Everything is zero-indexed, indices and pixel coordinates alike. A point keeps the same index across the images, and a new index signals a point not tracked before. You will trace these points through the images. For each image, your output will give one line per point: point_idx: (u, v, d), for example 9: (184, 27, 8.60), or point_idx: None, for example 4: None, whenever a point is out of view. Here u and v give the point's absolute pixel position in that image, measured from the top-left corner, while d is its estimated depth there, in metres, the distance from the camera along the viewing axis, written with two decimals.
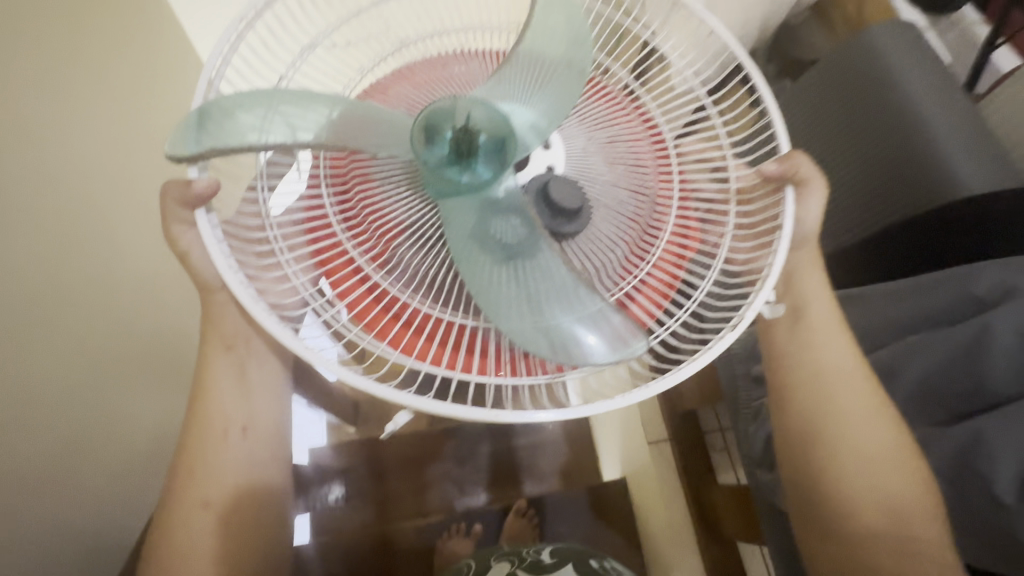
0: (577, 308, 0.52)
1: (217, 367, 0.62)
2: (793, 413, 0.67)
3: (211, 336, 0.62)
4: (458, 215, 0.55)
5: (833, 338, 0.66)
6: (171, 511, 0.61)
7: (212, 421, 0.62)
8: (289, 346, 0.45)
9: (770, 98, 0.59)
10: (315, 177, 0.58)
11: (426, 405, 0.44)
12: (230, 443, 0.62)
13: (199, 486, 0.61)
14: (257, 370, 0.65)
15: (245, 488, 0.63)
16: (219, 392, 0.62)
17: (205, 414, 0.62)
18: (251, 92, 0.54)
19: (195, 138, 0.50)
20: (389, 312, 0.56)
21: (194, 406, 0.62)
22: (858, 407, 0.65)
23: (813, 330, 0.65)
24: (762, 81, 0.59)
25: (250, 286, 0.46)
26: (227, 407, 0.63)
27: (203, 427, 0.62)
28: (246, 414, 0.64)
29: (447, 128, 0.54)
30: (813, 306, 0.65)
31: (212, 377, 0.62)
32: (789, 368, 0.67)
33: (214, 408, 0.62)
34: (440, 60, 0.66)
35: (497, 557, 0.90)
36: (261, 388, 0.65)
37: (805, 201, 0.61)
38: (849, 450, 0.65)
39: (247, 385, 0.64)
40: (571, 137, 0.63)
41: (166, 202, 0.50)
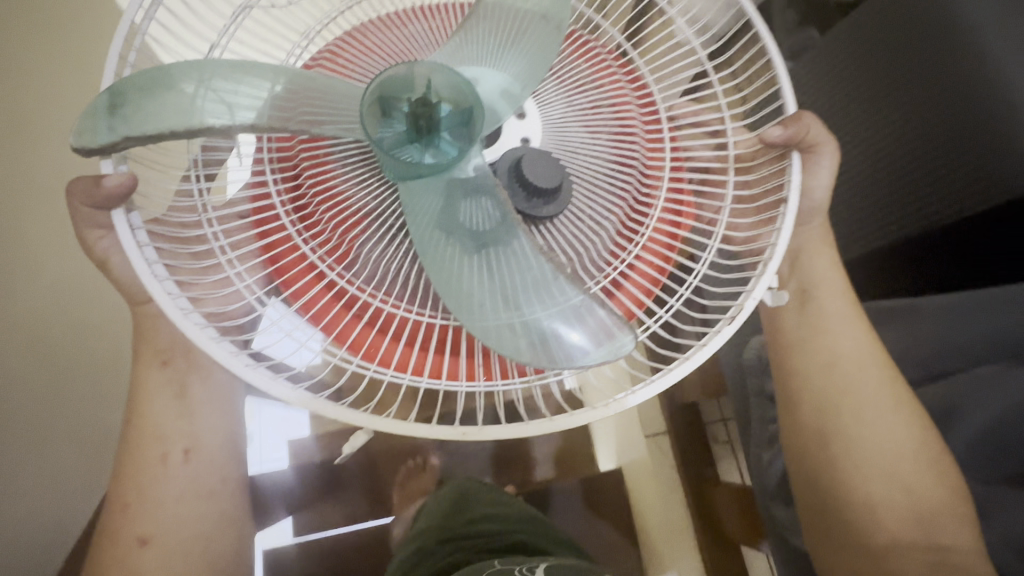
0: (557, 302, 0.46)
1: (152, 384, 0.57)
2: (801, 405, 0.63)
3: (144, 351, 0.58)
4: (420, 199, 0.48)
5: (843, 322, 0.62)
6: (108, 545, 0.56)
7: (151, 444, 0.57)
8: (227, 366, 0.40)
9: (773, 45, 0.49)
10: (258, 162, 0.51)
11: (388, 425, 0.40)
12: (168, 468, 0.57)
13: (136, 520, 0.56)
14: (200, 385, 0.60)
15: (190, 518, 0.58)
16: (156, 409, 0.57)
17: (145, 436, 0.57)
18: (175, 66, 0.46)
19: (108, 124, 0.43)
20: (349, 313, 0.50)
21: (131, 428, 0.57)
22: (876, 392, 0.61)
23: (824, 314, 0.62)
24: (764, 23, 0.49)
25: (181, 298, 0.41)
26: (166, 428, 0.58)
27: (140, 451, 0.57)
28: (188, 435, 0.59)
29: (405, 101, 0.47)
30: (819, 289, 0.61)
31: (147, 395, 0.57)
32: (798, 355, 0.63)
33: (153, 429, 0.57)
34: (397, 18, 0.58)
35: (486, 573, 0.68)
36: (206, 404, 0.60)
37: (814, 170, 0.54)
38: (861, 439, 0.61)
39: (187, 402, 0.59)
40: (548, 105, 0.56)
41: (74, 203, 0.43)
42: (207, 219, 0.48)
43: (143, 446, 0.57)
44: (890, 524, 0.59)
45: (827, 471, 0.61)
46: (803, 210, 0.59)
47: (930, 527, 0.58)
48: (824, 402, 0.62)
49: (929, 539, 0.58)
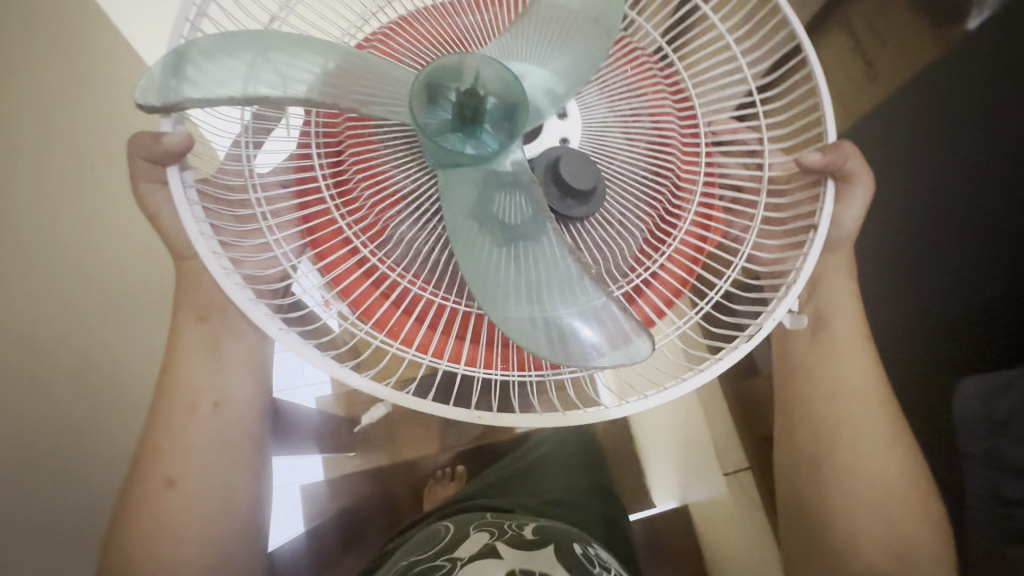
0: (580, 302, 0.47)
1: (188, 337, 0.59)
2: (806, 429, 0.64)
3: (183, 305, 0.60)
4: (457, 187, 0.50)
5: (857, 351, 0.62)
6: (136, 486, 0.59)
7: (182, 394, 0.59)
8: (264, 329, 0.42)
9: (819, 71, 0.49)
10: (305, 136, 0.53)
11: (408, 402, 0.42)
12: (197, 417, 0.60)
13: (163, 462, 0.59)
14: (232, 342, 0.62)
15: (212, 466, 0.60)
16: (189, 361, 0.60)
17: (178, 386, 0.59)
18: (238, 33, 0.48)
19: (169, 84, 0.45)
20: (376, 290, 0.52)
21: (164, 376, 0.60)
22: (880, 424, 0.61)
23: (836, 343, 0.62)
24: (812, 46, 0.49)
25: (224, 258, 0.43)
26: (200, 380, 0.60)
27: (172, 399, 0.59)
28: (219, 388, 0.61)
29: (452, 90, 0.49)
30: (836, 317, 0.62)
31: (182, 348, 0.60)
32: (803, 379, 0.64)
33: (185, 380, 0.60)
34: (452, 8, 0.59)
35: (478, 524, 0.72)
36: (236, 361, 0.62)
37: (845, 199, 0.54)
38: (858, 469, 0.61)
39: (219, 357, 0.61)
40: (589, 109, 0.57)
41: (132, 158, 0.46)
42: (251, 186, 0.50)
43: (176, 394, 0.60)
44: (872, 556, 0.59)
45: (817, 496, 0.62)
46: (830, 238, 0.59)
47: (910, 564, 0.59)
48: (826, 429, 0.62)
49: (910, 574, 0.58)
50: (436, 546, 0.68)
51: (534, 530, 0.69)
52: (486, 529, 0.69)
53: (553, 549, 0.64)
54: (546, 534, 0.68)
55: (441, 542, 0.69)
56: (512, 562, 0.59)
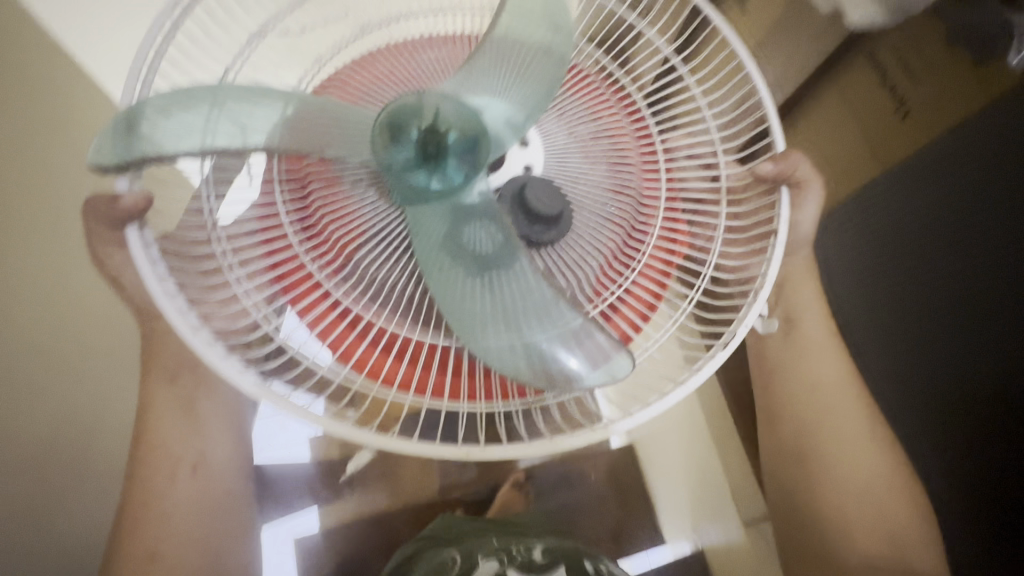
0: (557, 326, 0.48)
1: (161, 399, 0.57)
2: (787, 428, 0.66)
3: (155, 365, 0.58)
4: (425, 222, 0.50)
5: (827, 348, 0.64)
6: (114, 564, 0.55)
7: (158, 460, 0.57)
8: (239, 384, 0.40)
9: (763, 87, 0.52)
10: (268, 182, 0.53)
11: (396, 444, 0.41)
12: (176, 483, 0.57)
13: (145, 533, 0.55)
14: (207, 400, 0.60)
15: (196, 532, 0.57)
16: (164, 426, 0.57)
17: (153, 452, 0.57)
18: (191, 88, 0.48)
19: (124, 143, 0.44)
20: (352, 332, 0.51)
21: (137, 444, 0.57)
22: (860, 419, 0.63)
23: (807, 342, 0.64)
24: (754, 64, 0.52)
25: (192, 315, 0.42)
26: (177, 442, 0.57)
27: (148, 466, 0.57)
28: (197, 450, 0.59)
29: (414, 128, 0.49)
30: (803, 317, 0.64)
31: (157, 412, 0.57)
32: (779, 379, 0.65)
33: (160, 446, 0.57)
34: (406, 48, 0.60)
35: (485, 551, 0.70)
36: (212, 418, 0.60)
37: (801, 204, 0.57)
38: (842, 463, 0.62)
39: (196, 417, 0.59)
40: (549, 135, 0.58)
41: (89, 220, 0.44)
42: (216, 238, 0.49)
43: (151, 461, 0.57)
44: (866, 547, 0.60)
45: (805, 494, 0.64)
46: (790, 242, 0.61)
47: (904, 552, 0.59)
48: (807, 426, 0.64)
49: (905, 562, 0.59)
50: None
51: (542, 552, 0.68)
52: (493, 555, 0.67)
53: (565, 570, 0.64)
54: (555, 555, 0.67)
55: (449, 574, 0.66)
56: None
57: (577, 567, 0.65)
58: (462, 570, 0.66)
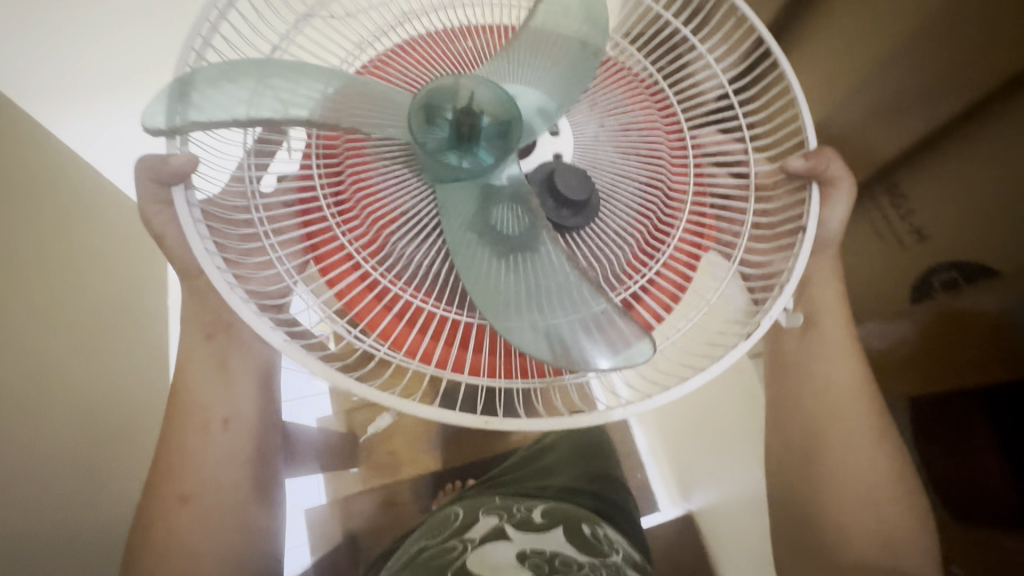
0: (580, 308, 0.48)
1: (196, 356, 0.59)
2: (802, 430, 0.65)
3: (192, 323, 0.59)
4: (455, 201, 0.51)
5: (852, 352, 0.63)
6: (147, 512, 0.57)
7: (192, 413, 0.59)
8: (268, 340, 0.42)
9: (796, 80, 0.52)
10: (307, 156, 0.55)
11: (412, 408, 0.42)
12: (207, 436, 0.59)
13: (175, 480, 0.58)
14: (239, 360, 0.61)
15: (224, 486, 0.59)
16: (197, 379, 0.59)
17: (187, 405, 0.59)
18: (240, 60, 0.50)
19: (177, 110, 0.47)
20: (379, 303, 0.52)
21: (172, 395, 0.59)
22: (879, 426, 0.62)
23: (828, 344, 0.63)
24: (787, 57, 0.52)
25: (228, 273, 0.43)
26: (209, 399, 0.59)
27: (182, 418, 0.58)
28: (229, 406, 0.60)
29: (449, 110, 0.51)
30: (829, 318, 0.63)
31: (191, 366, 0.59)
32: (795, 377, 0.65)
33: (195, 399, 0.59)
34: (445, 35, 0.62)
35: (485, 509, 0.72)
36: (242, 378, 0.62)
37: (831, 203, 0.56)
38: (855, 468, 0.61)
39: (226, 375, 0.60)
40: (579, 125, 0.59)
41: (141, 177, 0.47)
42: (254, 205, 0.51)
43: (185, 414, 0.59)
44: (859, 547, 0.59)
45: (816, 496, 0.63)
46: (817, 240, 0.61)
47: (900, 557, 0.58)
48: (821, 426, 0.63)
49: (895, 565, 0.57)
50: (445, 530, 0.69)
51: (540, 513, 0.71)
52: (493, 511, 0.71)
53: (562, 531, 0.67)
54: (553, 517, 0.70)
55: (449, 527, 0.69)
56: (521, 543, 0.62)
57: (577, 534, 0.67)
58: (461, 523, 0.69)
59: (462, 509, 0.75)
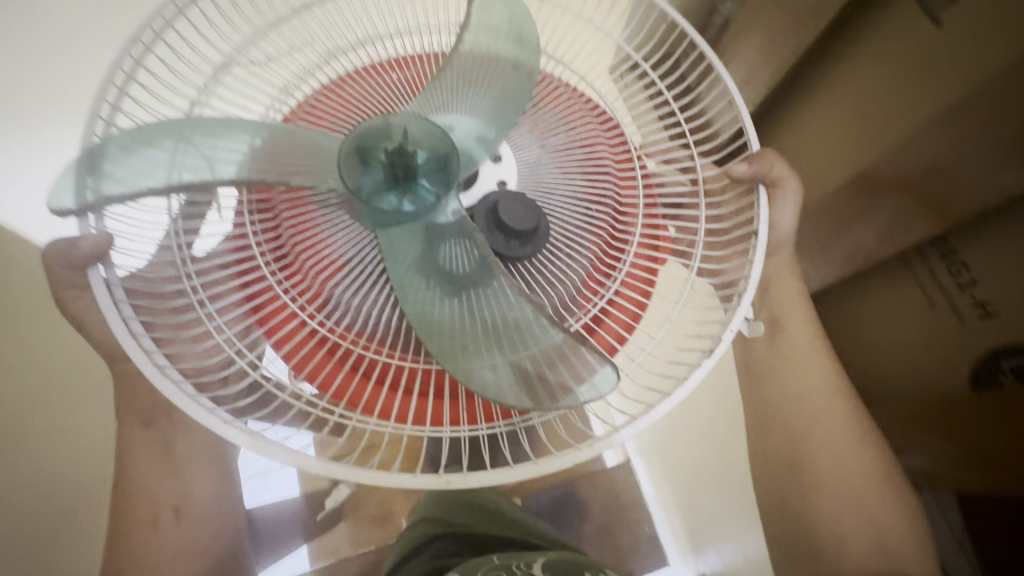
0: (539, 342, 0.46)
1: (139, 445, 0.56)
2: (775, 433, 0.65)
3: (129, 410, 0.56)
4: (398, 243, 0.49)
5: (813, 352, 0.63)
6: None
7: (141, 505, 0.56)
8: (205, 424, 0.39)
9: (729, 79, 0.51)
10: (240, 215, 0.52)
11: (369, 477, 0.39)
12: (160, 528, 0.56)
13: None
14: (185, 442, 0.58)
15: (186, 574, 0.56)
16: (142, 470, 0.56)
17: (135, 498, 0.56)
18: (157, 120, 0.47)
19: (90, 184, 0.44)
20: (332, 360, 0.50)
21: (118, 489, 0.57)
22: (854, 424, 0.61)
23: (793, 345, 0.63)
24: (718, 59, 0.52)
25: (158, 355, 0.41)
26: (159, 488, 0.57)
27: (133, 512, 0.56)
28: (180, 492, 0.58)
29: (382, 150, 0.49)
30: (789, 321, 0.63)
31: (135, 457, 0.56)
32: (767, 383, 0.65)
33: (143, 489, 0.56)
34: (374, 69, 0.60)
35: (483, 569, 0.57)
36: (195, 460, 0.59)
37: (779, 205, 0.56)
38: (831, 469, 0.61)
39: (174, 460, 0.57)
40: (521, 150, 0.58)
41: (51, 267, 0.44)
42: (186, 273, 0.48)
43: (135, 507, 0.56)
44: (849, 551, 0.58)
45: (801, 497, 0.63)
46: (771, 242, 0.61)
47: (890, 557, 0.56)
48: (797, 427, 0.63)
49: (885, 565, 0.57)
50: None
51: (545, 567, 0.57)
52: (494, 568, 0.57)
53: None
54: (561, 573, 0.55)
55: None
56: None
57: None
58: None
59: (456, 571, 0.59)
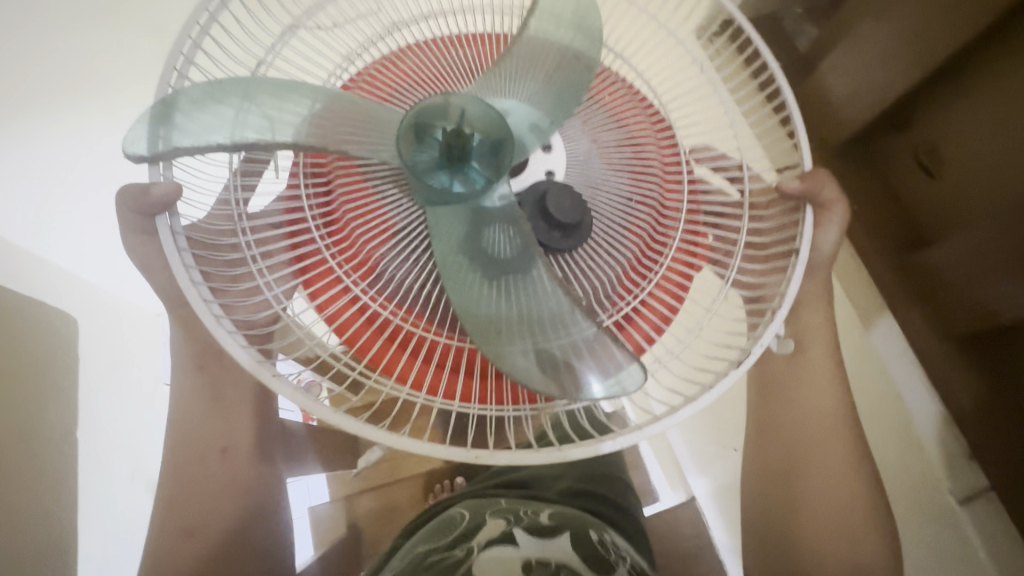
0: (571, 334, 0.48)
1: (193, 386, 0.60)
2: (774, 445, 0.66)
3: (184, 354, 0.60)
4: (446, 223, 0.51)
5: (831, 374, 0.64)
6: (154, 543, 0.59)
7: (191, 444, 0.60)
8: (257, 375, 0.41)
9: (788, 91, 0.51)
10: (294, 176, 0.54)
11: (404, 443, 0.41)
12: (207, 466, 0.60)
13: (180, 511, 0.59)
14: (233, 387, 0.62)
15: (230, 511, 0.60)
16: (194, 409, 0.60)
17: (185, 436, 0.60)
18: (225, 78, 0.49)
19: (161, 135, 0.46)
20: (370, 327, 0.52)
21: (173, 431, 0.60)
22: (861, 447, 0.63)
23: (811, 364, 0.63)
24: (781, 73, 0.52)
25: (216, 304, 0.43)
26: (207, 429, 0.60)
27: (183, 450, 0.60)
28: (226, 434, 0.61)
29: (439, 129, 0.50)
30: (816, 341, 0.63)
31: (187, 396, 0.60)
32: (778, 400, 0.65)
33: (193, 430, 0.60)
34: (435, 45, 0.60)
35: (493, 511, 0.64)
36: (241, 406, 0.62)
37: (824, 226, 0.57)
38: (824, 487, 0.62)
39: (222, 404, 0.61)
40: (573, 141, 0.58)
41: (124, 211, 0.46)
42: (242, 228, 0.50)
43: (187, 442, 0.60)
44: (831, 565, 0.60)
45: (787, 509, 0.64)
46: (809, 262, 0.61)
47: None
48: (799, 440, 0.64)
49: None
50: (452, 532, 0.61)
51: (549, 517, 0.62)
52: (500, 513, 0.63)
53: (571, 539, 0.57)
54: (563, 521, 0.61)
55: (454, 530, 0.61)
56: (529, 553, 0.53)
57: (583, 540, 0.58)
58: (468, 525, 0.61)
59: (469, 510, 0.67)
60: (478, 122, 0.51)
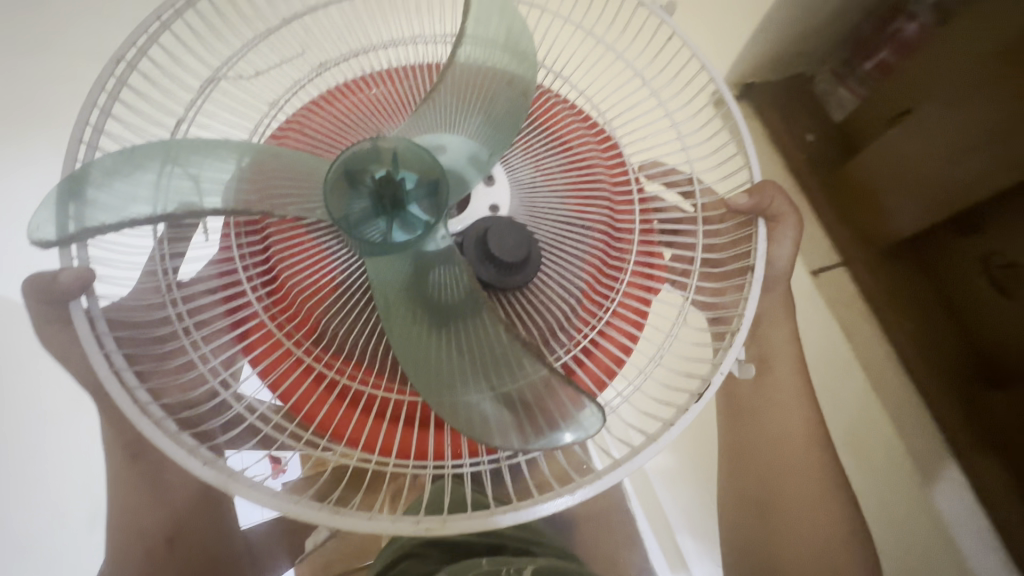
0: (522, 377, 0.44)
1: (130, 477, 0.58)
2: (751, 469, 0.65)
3: (115, 445, 0.58)
4: (386, 272, 0.48)
5: (800, 393, 0.63)
6: None
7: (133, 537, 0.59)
8: (185, 465, 0.39)
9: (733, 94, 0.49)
10: (227, 239, 0.52)
11: (346, 521, 0.39)
12: (152, 556, 0.59)
13: None
14: (173, 472, 0.60)
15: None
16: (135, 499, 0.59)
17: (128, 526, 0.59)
18: (141, 143, 0.46)
19: (71, 213, 0.43)
20: (316, 388, 0.50)
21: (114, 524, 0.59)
22: (834, 466, 0.62)
23: (778, 385, 0.62)
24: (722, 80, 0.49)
25: (140, 389, 0.41)
26: (149, 519, 0.59)
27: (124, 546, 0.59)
28: (169, 522, 0.60)
29: (371, 175, 0.48)
30: (779, 360, 0.63)
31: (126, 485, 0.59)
32: (750, 423, 0.64)
33: (136, 520, 0.59)
34: (364, 81, 0.58)
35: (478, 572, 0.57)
36: (181, 490, 0.61)
37: (776, 239, 0.57)
38: (801, 508, 0.61)
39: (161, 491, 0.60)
40: (515, 171, 0.56)
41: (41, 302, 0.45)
42: (172, 299, 0.48)
43: (132, 532, 0.59)
44: None
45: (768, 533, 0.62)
46: (766, 277, 0.61)
47: None
48: (775, 461, 0.62)
49: None
50: None
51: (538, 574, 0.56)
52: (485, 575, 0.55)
53: None
54: None
55: None
56: None
57: None
58: None
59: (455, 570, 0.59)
60: (422, 169, 0.49)
